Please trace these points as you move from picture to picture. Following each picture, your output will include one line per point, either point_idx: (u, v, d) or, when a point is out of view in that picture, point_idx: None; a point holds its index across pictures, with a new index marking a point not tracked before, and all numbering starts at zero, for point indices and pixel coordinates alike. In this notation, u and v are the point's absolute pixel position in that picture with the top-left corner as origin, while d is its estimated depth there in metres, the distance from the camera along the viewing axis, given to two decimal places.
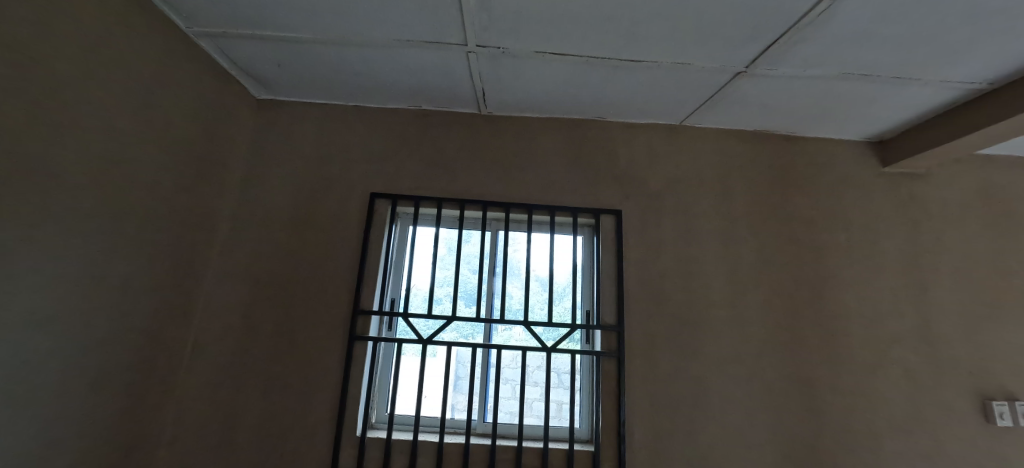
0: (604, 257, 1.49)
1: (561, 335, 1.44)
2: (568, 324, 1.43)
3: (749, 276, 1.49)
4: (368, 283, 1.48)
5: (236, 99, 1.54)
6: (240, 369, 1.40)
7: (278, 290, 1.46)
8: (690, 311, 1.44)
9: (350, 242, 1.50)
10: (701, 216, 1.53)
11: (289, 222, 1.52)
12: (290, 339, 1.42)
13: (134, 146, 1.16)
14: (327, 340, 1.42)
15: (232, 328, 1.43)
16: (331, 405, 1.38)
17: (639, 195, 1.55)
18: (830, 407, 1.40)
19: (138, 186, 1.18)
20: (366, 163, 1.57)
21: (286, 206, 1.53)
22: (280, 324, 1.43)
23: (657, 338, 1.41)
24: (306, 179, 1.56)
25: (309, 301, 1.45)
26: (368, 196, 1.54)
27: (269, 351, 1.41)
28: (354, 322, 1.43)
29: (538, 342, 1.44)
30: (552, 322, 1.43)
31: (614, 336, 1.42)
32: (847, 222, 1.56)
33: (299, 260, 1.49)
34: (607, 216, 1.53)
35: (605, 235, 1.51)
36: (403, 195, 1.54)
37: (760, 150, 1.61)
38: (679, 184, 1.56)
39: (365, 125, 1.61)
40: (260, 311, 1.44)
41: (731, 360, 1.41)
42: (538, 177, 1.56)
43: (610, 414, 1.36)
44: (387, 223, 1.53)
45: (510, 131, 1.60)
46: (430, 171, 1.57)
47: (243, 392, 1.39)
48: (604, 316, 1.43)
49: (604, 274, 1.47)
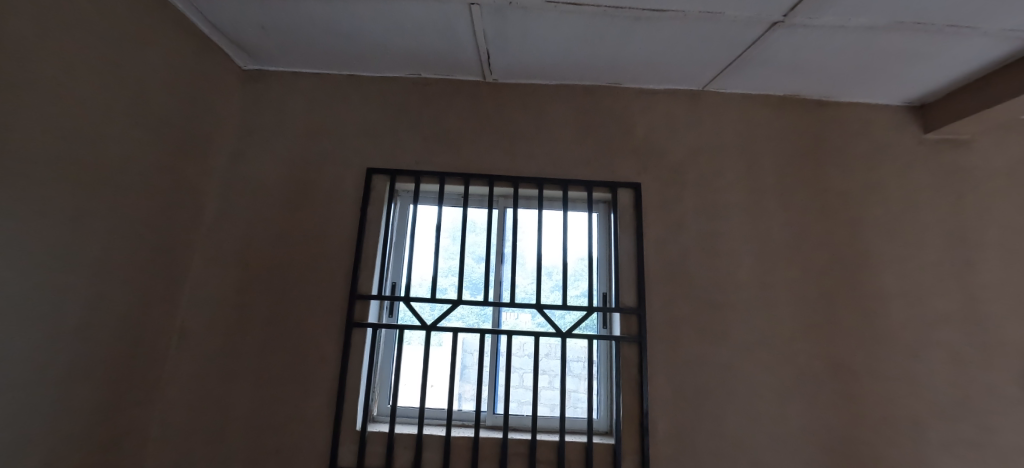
0: (621, 235, 1.35)
1: (573, 321, 1.33)
2: (583, 307, 1.31)
3: (779, 253, 1.36)
4: (366, 266, 1.36)
5: (219, 68, 1.41)
6: (231, 357, 1.30)
7: (268, 274, 1.35)
8: (716, 292, 1.32)
9: (345, 221, 1.38)
10: (727, 189, 1.40)
11: (280, 202, 1.40)
12: (283, 326, 1.32)
13: (100, 114, 1.04)
14: (322, 328, 1.31)
15: (221, 315, 1.32)
16: (328, 398, 1.28)
17: (659, 167, 1.41)
18: (869, 394, 1.28)
19: (106, 157, 1.06)
20: (360, 136, 1.44)
21: (276, 185, 1.41)
22: (271, 312, 1.32)
23: (682, 322, 1.29)
24: (298, 155, 1.44)
25: (301, 285, 1.34)
26: (364, 172, 1.41)
27: (263, 339, 1.31)
28: (351, 309, 1.32)
29: (552, 328, 1.32)
30: (565, 304, 1.31)
31: (634, 320, 1.29)
32: (885, 194, 1.43)
33: (290, 242, 1.37)
34: (625, 189, 1.39)
35: (623, 210, 1.37)
36: (403, 169, 1.41)
37: (789, 116, 1.48)
38: (701, 154, 1.43)
39: (360, 96, 1.48)
40: (250, 298, 1.33)
41: (761, 345, 1.29)
42: (548, 149, 1.42)
43: (632, 404, 1.24)
44: (385, 202, 1.41)
45: (517, 99, 1.47)
46: (430, 143, 1.43)
47: (233, 383, 1.29)
48: (623, 299, 1.30)
49: (623, 253, 1.33)
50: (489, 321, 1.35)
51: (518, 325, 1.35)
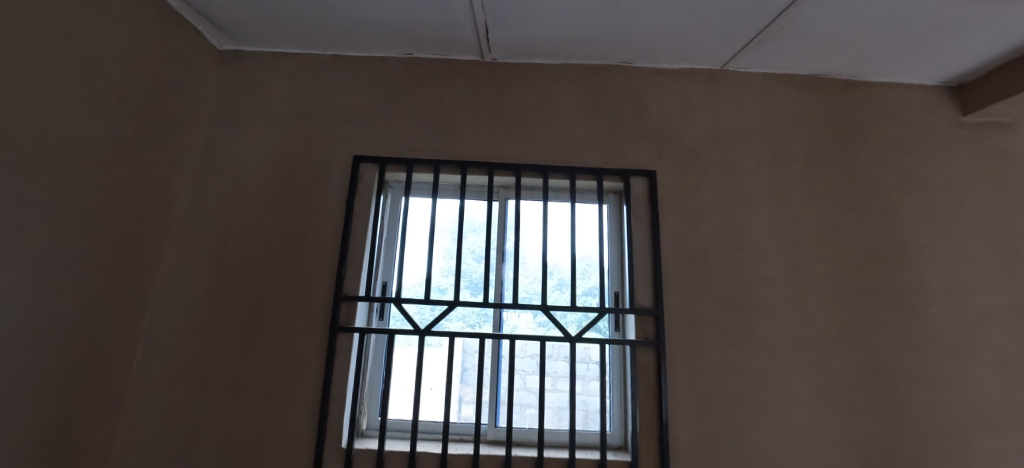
0: (635, 227, 1.22)
1: (574, 322, 1.20)
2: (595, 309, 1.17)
3: (808, 247, 1.23)
4: (353, 264, 1.23)
5: (190, 47, 1.28)
6: (204, 365, 1.17)
7: (245, 273, 1.22)
8: (740, 290, 1.19)
9: (329, 214, 1.25)
10: (751, 177, 1.28)
11: (259, 194, 1.27)
12: (262, 331, 1.19)
13: (25, 90, 0.90)
14: (304, 333, 1.18)
15: (192, 319, 1.19)
16: (311, 411, 1.15)
17: (675, 153, 1.28)
18: (912, 402, 1.16)
19: (34, 139, 0.92)
20: (345, 122, 1.31)
21: (254, 175, 1.28)
22: (248, 315, 1.19)
23: (704, 324, 1.16)
24: (278, 142, 1.30)
25: (280, 286, 1.21)
26: (350, 160, 1.28)
27: (239, 346, 1.18)
28: (335, 312, 1.19)
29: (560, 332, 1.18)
30: (574, 305, 1.18)
31: (651, 322, 1.16)
32: (922, 181, 1.30)
33: (269, 238, 1.24)
34: (639, 178, 1.25)
35: (636, 200, 1.24)
36: (393, 157, 1.27)
37: (816, 97, 1.36)
38: (721, 139, 1.30)
39: (346, 78, 1.35)
40: (225, 300, 1.20)
41: (791, 348, 1.17)
42: (552, 134, 1.29)
43: (649, 416, 1.11)
44: (374, 194, 1.28)
45: (518, 80, 1.34)
46: (423, 128, 1.30)
47: (204, 395, 1.16)
48: (638, 299, 1.17)
49: (636, 249, 1.20)
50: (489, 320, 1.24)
51: (518, 325, 1.24)
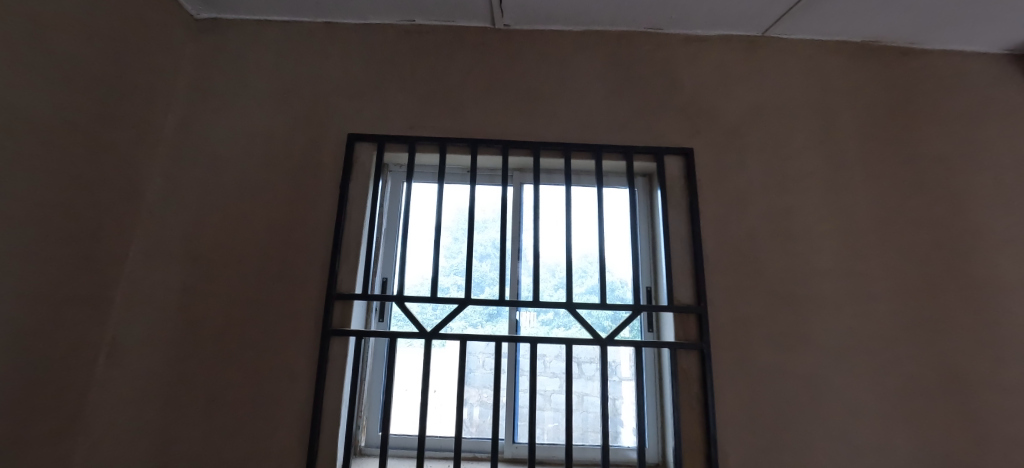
0: (671, 212, 1.07)
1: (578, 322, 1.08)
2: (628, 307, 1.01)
3: (866, 233, 1.08)
4: (348, 257, 1.07)
5: (162, 13, 1.13)
6: (181, 376, 1.01)
7: (225, 269, 1.06)
8: (792, 283, 1.04)
9: (322, 200, 1.09)
10: (799, 156, 1.13)
11: (242, 178, 1.11)
12: (246, 335, 1.03)
13: None
14: (293, 336, 1.03)
15: (168, 322, 1.04)
16: (300, 427, 0.99)
17: (713, 129, 1.13)
18: (992, 411, 1.00)
19: None
20: (339, 96, 1.16)
21: (236, 157, 1.13)
22: (228, 316, 1.04)
23: (753, 322, 1.01)
24: (264, 120, 1.15)
25: (265, 282, 1.05)
26: (345, 139, 1.12)
27: (221, 352, 1.02)
28: (328, 312, 1.03)
29: (588, 334, 1.02)
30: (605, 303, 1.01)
31: (693, 320, 1.01)
32: (992, 159, 1.15)
33: (252, 229, 1.08)
34: (674, 157, 1.10)
35: (672, 182, 1.09)
36: (393, 136, 1.12)
37: (868, 67, 1.21)
38: (764, 113, 1.15)
39: (340, 48, 1.19)
40: (202, 299, 1.05)
41: (851, 349, 1.02)
42: (573, 108, 1.14)
43: (693, 429, 0.96)
44: (371, 178, 1.12)
45: (533, 49, 1.18)
46: (426, 103, 1.14)
47: (178, 409, 1.00)
48: (677, 294, 1.02)
49: (673, 237, 1.05)
50: (494, 321, 1.10)
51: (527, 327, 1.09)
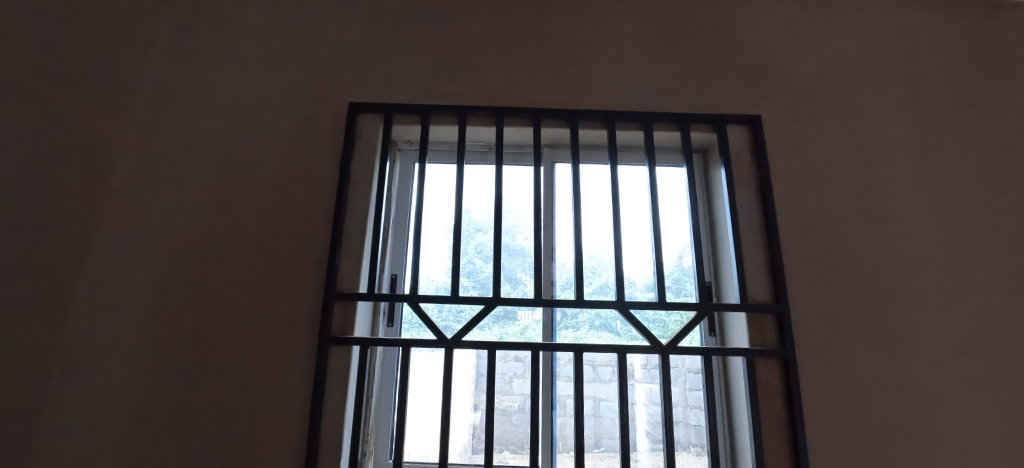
0: (739, 192, 0.89)
1: (584, 321, 0.93)
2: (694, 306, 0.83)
3: (974, 214, 0.90)
4: (351, 250, 0.88)
5: None
6: (140, 402, 0.80)
7: (200, 266, 0.86)
8: (888, 274, 0.86)
9: (319, 181, 0.90)
10: (887, 123, 0.94)
11: (223, 156, 0.92)
12: (225, 347, 0.83)
13: None
14: (284, 348, 0.83)
15: (123, 333, 0.82)
16: (292, 461, 0.79)
17: (782, 94, 0.95)
18: None
19: None
20: (339, 61, 0.98)
21: (216, 133, 0.94)
22: (204, 324, 0.83)
23: (844, 323, 0.83)
24: (252, 90, 0.97)
25: (248, 281, 0.85)
26: (346, 109, 0.94)
27: (192, 370, 0.82)
28: (326, 317, 0.83)
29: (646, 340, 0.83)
30: (665, 302, 0.83)
31: (771, 322, 0.83)
32: None
33: (234, 217, 0.89)
34: (739, 127, 0.92)
35: (737, 156, 0.91)
36: (403, 105, 0.94)
37: (958, 22, 1.03)
38: (841, 76, 0.97)
39: (340, 7, 1.02)
40: (172, 304, 0.84)
41: (967, 355, 0.83)
42: (617, 71, 0.95)
43: (780, 458, 0.77)
44: (377, 154, 0.93)
45: (565, 4, 1.01)
46: (441, 66, 0.96)
47: (137, 446, 0.78)
48: (750, 291, 0.84)
49: (743, 221, 0.87)
50: (495, 322, 0.91)
51: (527, 327, 0.92)
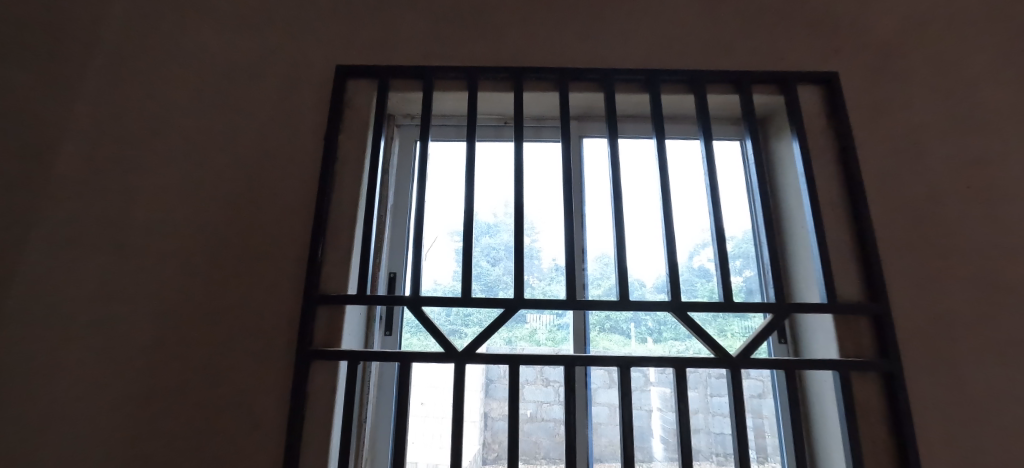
0: (817, 166, 0.72)
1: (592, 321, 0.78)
2: (770, 307, 0.65)
3: None
4: (337, 242, 0.71)
5: None
6: (68, 443, 0.61)
7: (146, 261, 0.68)
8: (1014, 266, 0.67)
9: (299, 159, 0.73)
10: (996, 81, 0.76)
11: (182, 126, 0.75)
12: (179, 366, 0.65)
13: None
14: (249, 364, 0.65)
15: (46, 353, 0.63)
16: None
17: (863, 48, 0.78)
18: None
19: None
20: (325, 17, 0.81)
21: (173, 98, 0.77)
22: (148, 334, 0.65)
23: (961, 328, 0.65)
24: (217, 48, 0.80)
25: (207, 280, 0.68)
26: (334, 72, 0.78)
27: (136, 398, 0.63)
28: (304, 325, 0.65)
29: (708, 350, 0.66)
30: (736, 302, 0.65)
31: (867, 327, 0.66)
32: None
33: (191, 200, 0.71)
34: (811, 88, 0.76)
35: (811, 122, 0.74)
36: (403, 67, 0.78)
37: None
38: (935, 26, 0.79)
39: None
40: (108, 307, 0.66)
41: None
42: (660, 23, 0.79)
43: None
44: (371, 126, 0.77)
45: None
46: (448, 22, 0.80)
47: None
48: (839, 288, 0.67)
49: (823, 201, 0.70)
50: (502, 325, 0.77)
51: (537, 330, 0.78)
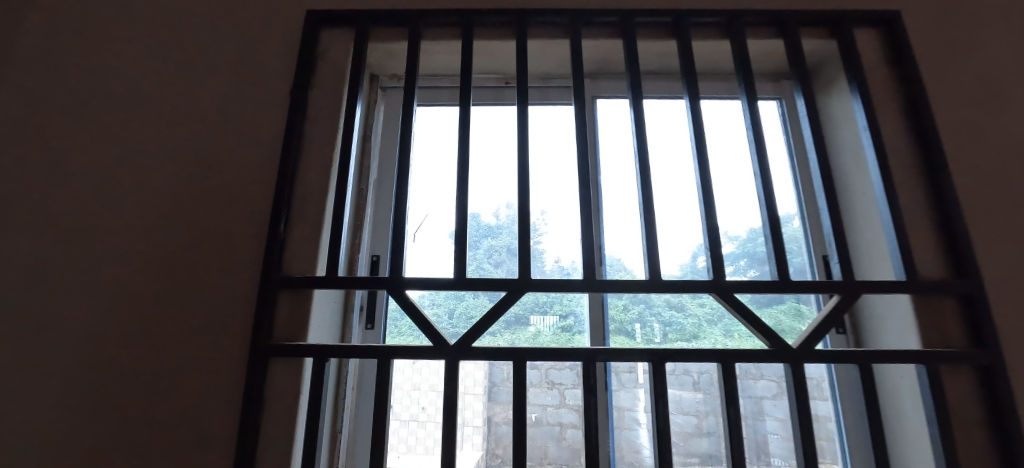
0: (883, 120, 0.60)
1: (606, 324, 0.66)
2: (836, 287, 0.53)
3: None
4: (304, 215, 0.59)
5: None
6: None
7: (71, 240, 0.56)
8: None
9: (260, 118, 0.62)
10: None
11: (123, 83, 0.63)
12: (108, 368, 0.52)
13: None
14: (193, 364, 0.52)
15: None
16: None
17: None
18: None
19: None
20: None
21: (114, 52, 0.65)
22: (72, 328, 0.53)
23: None
24: None
25: (145, 263, 0.56)
26: (303, 20, 0.66)
27: (53, 408, 0.51)
28: (261, 313, 0.53)
29: (761, 340, 0.54)
30: (792, 282, 0.53)
31: (955, 311, 0.53)
32: None
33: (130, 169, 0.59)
34: (870, 32, 0.64)
35: (873, 70, 0.62)
36: (386, 12, 0.66)
37: None
38: None
39: None
40: (23, 297, 0.54)
41: None
42: None
43: None
44: (348, 82, 0.66)
45: None
46: None
47: None
48: (918, 263, 0.55)
49: (892, 160, 0.58)
50: (503, 324, 0.66)
51: (541, 332, 0.66)
